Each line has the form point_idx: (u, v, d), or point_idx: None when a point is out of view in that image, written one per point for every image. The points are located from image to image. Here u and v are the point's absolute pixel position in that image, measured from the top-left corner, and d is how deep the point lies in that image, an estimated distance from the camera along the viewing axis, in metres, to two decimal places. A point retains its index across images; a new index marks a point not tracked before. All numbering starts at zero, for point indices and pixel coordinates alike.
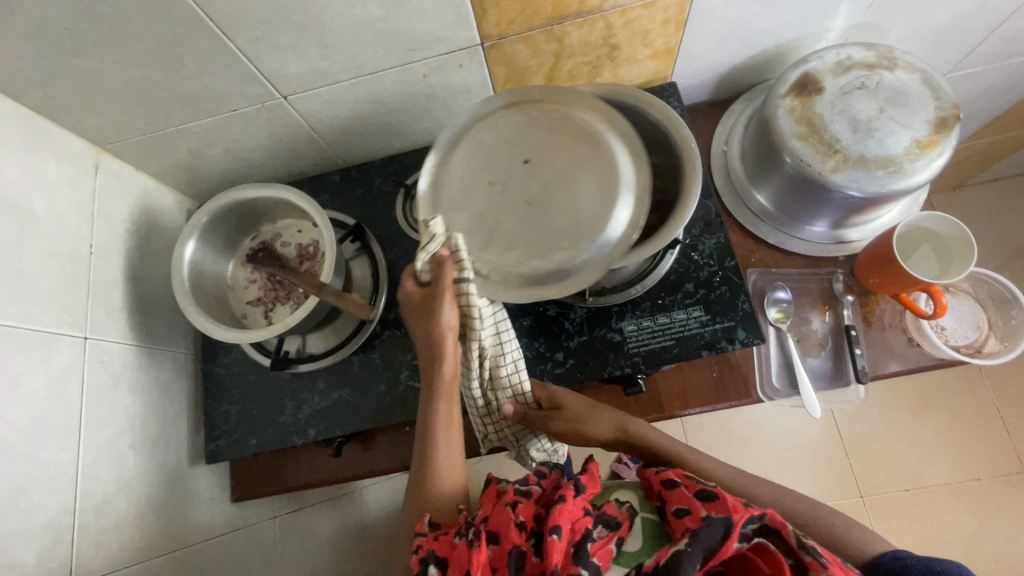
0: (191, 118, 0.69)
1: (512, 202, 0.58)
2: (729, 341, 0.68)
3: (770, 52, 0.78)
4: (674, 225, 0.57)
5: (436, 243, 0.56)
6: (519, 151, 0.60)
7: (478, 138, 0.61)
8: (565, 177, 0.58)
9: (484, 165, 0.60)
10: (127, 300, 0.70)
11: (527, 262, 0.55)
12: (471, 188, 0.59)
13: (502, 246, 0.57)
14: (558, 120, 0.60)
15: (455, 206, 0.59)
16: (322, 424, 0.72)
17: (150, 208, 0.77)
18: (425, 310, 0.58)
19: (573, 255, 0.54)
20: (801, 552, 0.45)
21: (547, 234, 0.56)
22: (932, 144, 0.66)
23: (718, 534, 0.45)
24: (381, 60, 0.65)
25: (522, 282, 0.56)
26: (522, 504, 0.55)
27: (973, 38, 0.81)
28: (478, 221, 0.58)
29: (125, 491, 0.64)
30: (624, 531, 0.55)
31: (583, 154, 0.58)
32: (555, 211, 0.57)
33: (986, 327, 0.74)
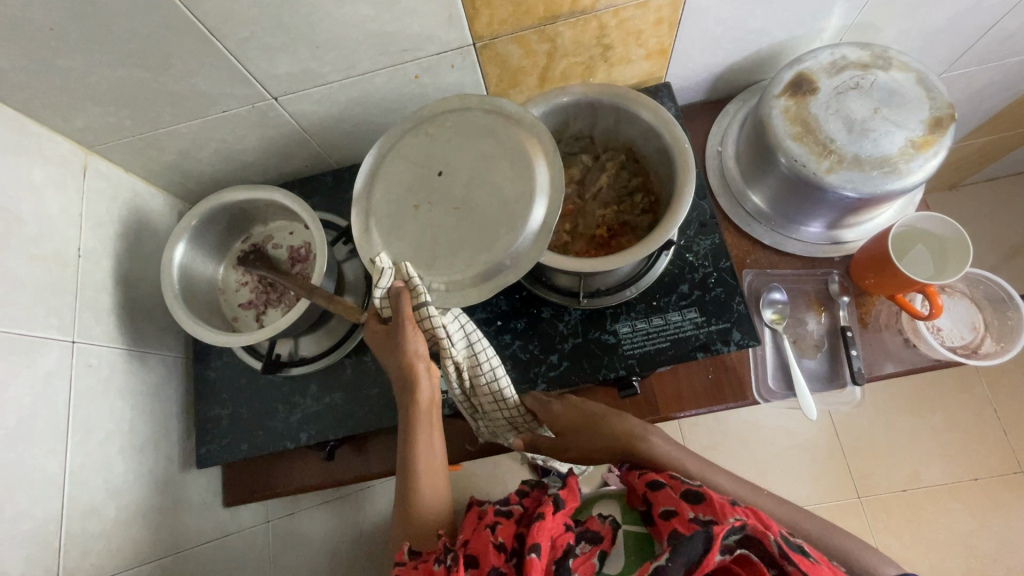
0: (180, 119, 0.68)
1: (442, 214, 0.55)
2: (724, 343, 0.67)
3: (764, 52, 0.78)
4: (668, 226, 0.57)
5: (387, 278, 0.53)
6: (428, 165, 0.58)
7: (386, 169, 0.58)
8: (482, 174, 0.56)
9: (403, 188, 0.57)
10: (116, 303, 0.69)
11: (477, 261, 0.53)
12: (398, 215, 0.56)
13: (448, 256, 0.54)
14: (455, 127, 0.58)
15: (390, 236, 0.56)
16: (314, 428, 0.72)
17: (139, 210, 0.76)
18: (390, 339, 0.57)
19: (515, 240, 0.52)
20: (784, 561, 0.45)
21: (482, 231, 0.54)
22: (927, 144, 0.66)
23: (699, 548, 0.45)
24: (372, 61, 0.64)
25: (475, 282, 0.53)
26: (503, 524, 0.56)
27: (967, 38, 0.81)
28: (419, 242, 0.55)
29: (115, 497, 0.63)
30: (607, 544, 0.54)
31: (488, 150, 0.56)
32: (485, 209, 0.54)
33: (982, 327, 0.74)
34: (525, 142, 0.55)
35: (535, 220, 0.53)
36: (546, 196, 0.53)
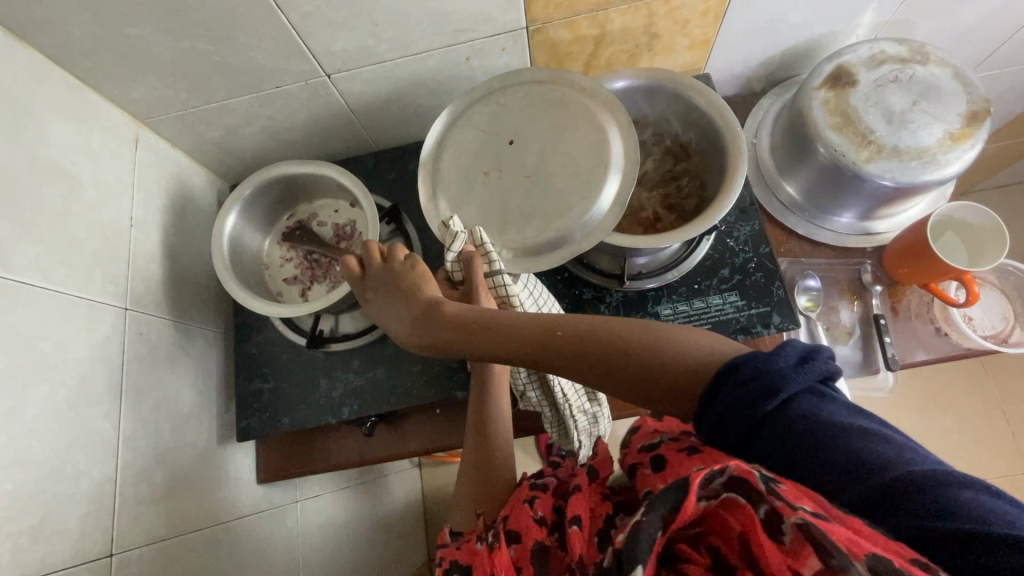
0: (233, 94, 0.69)
1: (513, 181, 0.58)
2: (764, 326, 0.69)
3: (802, 47, 0.80)
4: (721, 205, 0.58)
5: (460, 242, 0.54)
6: (500, 133, 0.60)
7: (457, 138, 0.60)
8: (553, 145, 0.58)
9: (473, 156, 0.60)
10: (163, 274, 0.69)
11: (549, 228, 0.55)
12: (469, 182, 0.59)
13: (519, 223, 0.56)
14: (525, 98, 0.61)
15: (460, 202, 0.58)
16: (356, 403, 0.72)
17: (183, 185, 0.77)
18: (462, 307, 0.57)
19: (585, 213, 0.54)
20: (771, 497, 0.33)
21: (551, 200, 0.56)
22: (964, 136, 0.68)
23: (673, 497, 0.36)
24: (427, 41, 0.66)
25: (543, 251, 0.55)
26: (540, 499, 0.56)
27: (996, 40, 0.84)
28: (489, 209, 0.57)
29: (161, 465, 0.63)
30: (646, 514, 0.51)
31: (558, 121, 0.59)
32: (555, 179, 0.57)
33: (1011, 318, 0.76)
34: (597, 116, 0.58)
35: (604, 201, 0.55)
36: (619, 171, 0.56)
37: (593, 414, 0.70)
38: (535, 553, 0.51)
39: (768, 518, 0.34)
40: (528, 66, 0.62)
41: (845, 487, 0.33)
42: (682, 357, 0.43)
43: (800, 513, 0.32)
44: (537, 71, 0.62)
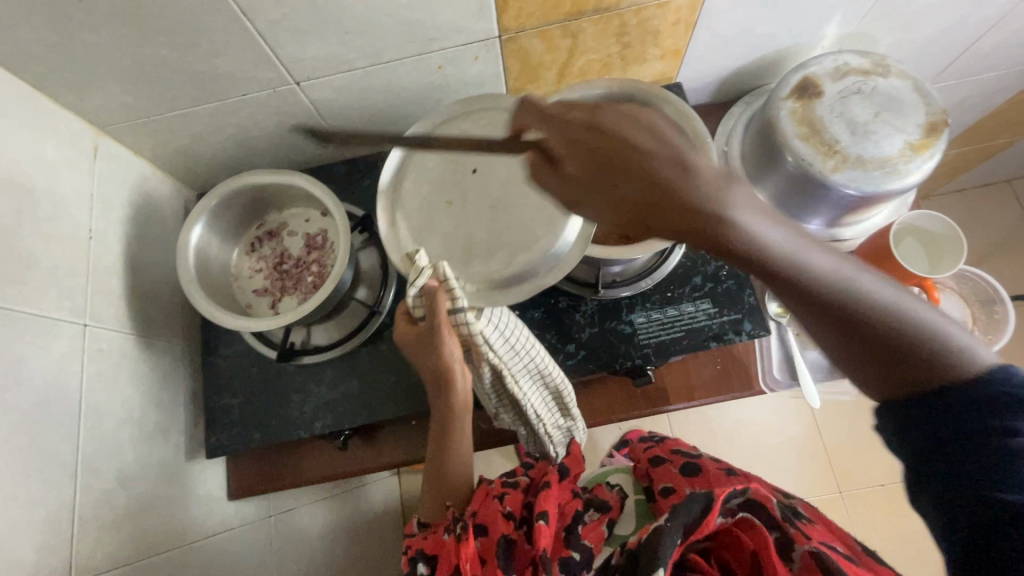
0: (198, 102, 0.67)
1: (477, 212, 0.60)
2: (736, 333, 0.70)
3: (770, 58, 0.81)
4: None
5: (423, 279, 0.54)
6: (464, 163, 0.62)
7: (419, 167, 0.62)
8: (515, 175, 0.60)
9: (437, 186, 0.62)
10: (126, 288, 0.67)
11: (513, 260, 0.57)
12: (432, 212, 0.61)
13: (484, 253, 0.59)
14: (487, 129, 0.63)
15: (422, 234, 0.60)
16: (329, 417, 0.71)
17: (148, 194, 0.74)
18: (426, 346, 0.58)
19: (550, 243, 0.57)
20: (786, 524, 0.46)
21: (513, 232, 0.59)
22: (924, 147, 0.70)
23: (698, 509, 0.46)
24: (399, 49, 0.65)
25: (508, 283, 0.57)
26: (510, 495, 0.59)
27: (952, 52, 0.86)
28: (452, 239, 0.59)
29: (125, 486, 0.61)
30: (613, 513, 0.60)
31: (520, 151, 0.61)
32: (518, 210, 0.59)
33: (970, 322, 0.79)
34: None
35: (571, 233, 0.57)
36: None
37: (567, 429, 0.71)
38: (501, 544, 0.53)
39: (781, 541, 0.46)
40: (492, 94, 0.65)
41: (965, 479, 0.38)
42: (954, 363, 0.38)
43: (813, 542, 0.44)
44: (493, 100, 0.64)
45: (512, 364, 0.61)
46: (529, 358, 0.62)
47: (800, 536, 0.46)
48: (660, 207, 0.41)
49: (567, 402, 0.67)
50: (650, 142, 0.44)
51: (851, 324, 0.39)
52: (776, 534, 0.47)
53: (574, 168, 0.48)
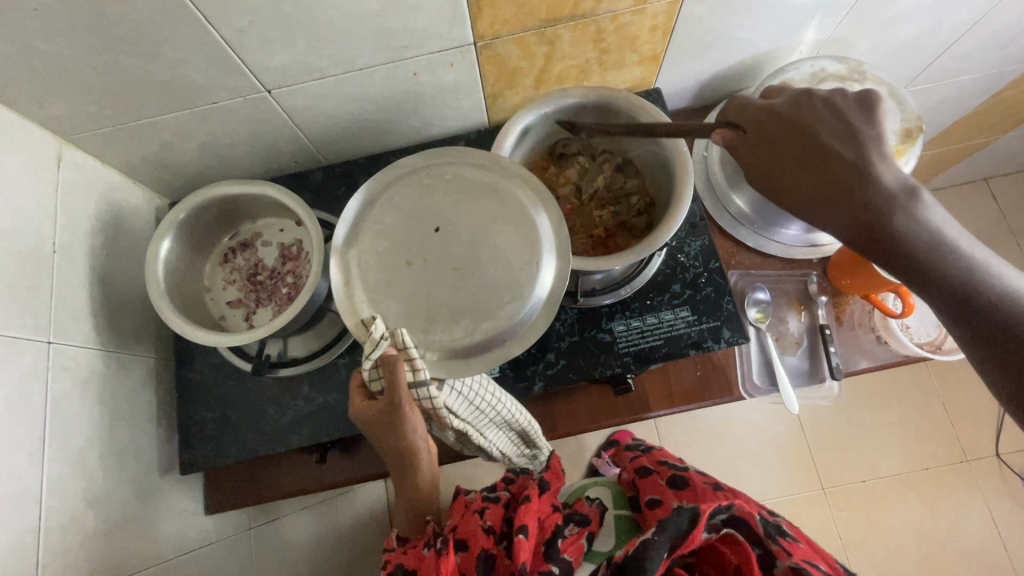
0: (166, 110, 0.65)
1: (439, 274, 0.54)
2: (715, 340, 0.70)
3: (748, 63, 0.81)
4: (665, 229, 0.58)
5: (381, 350, 0.50)
6: (425, 219, 0.56)
7: (375, 221, 0.56)
8: (483, 234, 0.56)
9: (394, 242, 0.55)
10: (93, 302, 0.65)
11: (478, 328, 0.53)
12: (389, 273, 0.54)
13: (446, 320, 0.53)
14: (452, 181, 0.58)
15: (379, 296, 0.54)
16: (307, 431, 0.70)
17: (116, 205, 0.72)
18: (385, 424, 0.53)
19: (517, 308, 0.53)
20: (768, 540, 0.51)
21: (479, 299, 0.53)
22: (897, 155, 0.72)
23: (685, 524, 0.47)
24: (371, 56, 0.64)
25: (472, 354, 0.53)
26: (491, 508, 0.61)
27: (928, 56, 0.87)
28: (411, 304, 0.54)
29: (94, 507, 0.60)
30: (593, 527, 0.62)
31: (488, 208, 0.56)
32: (484, 273, 0.54)
33: None
34: (523, 200, 0.56)
35: (543, 288, 0.53)
36: (555, 254, 0.54)
37: (532, 455, 0.73)
38: (482, 560, 0.53)
39: (763, 556, 0.51)
40: (457, 144, 0.59)
41: None
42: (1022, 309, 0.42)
43: (795, 558, 0.48)
44: (457, 148, 0.59)
45: (478, 419, 0.61)
46: (494, 411, 0.61)
47: (782, 553, 0.50)
48: (841, 185, 0.50)
49: (533, 438, 0.68)
50: (838, 146, 0.52)
51: (925, 283, 0.46)
52: (759, 549, 0.51)
53: (791, 140, 0.54)
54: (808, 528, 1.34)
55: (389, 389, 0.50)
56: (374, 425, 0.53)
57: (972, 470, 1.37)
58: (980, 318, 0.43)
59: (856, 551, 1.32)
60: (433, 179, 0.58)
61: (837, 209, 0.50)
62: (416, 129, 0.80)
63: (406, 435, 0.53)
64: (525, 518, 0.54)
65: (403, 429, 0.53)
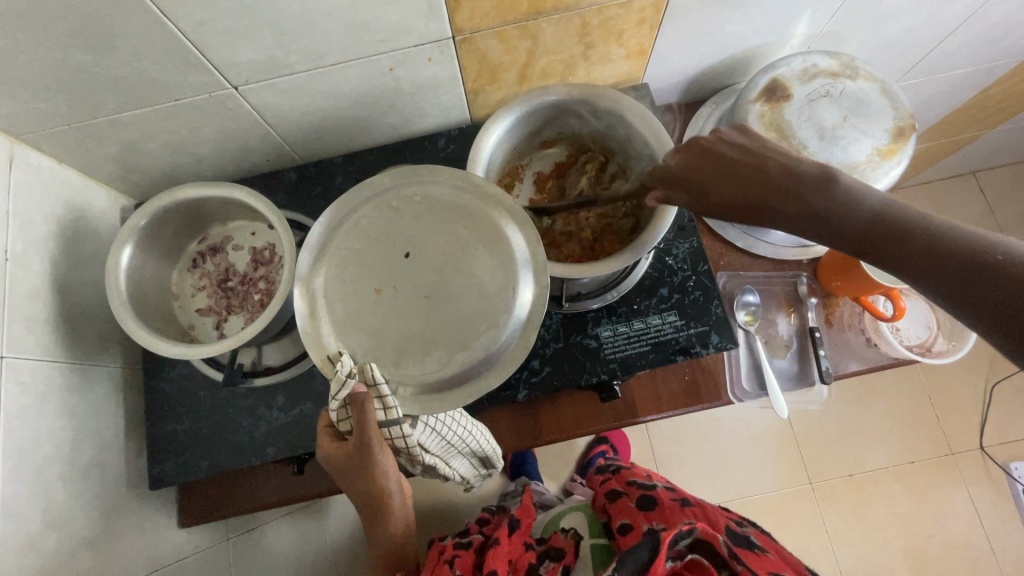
0: (125, 108, 0.62)
1: (410, 303, 0.52)
2: (703, 346, 0.68)
3: (738, 57, 0.78)
4: (650, 235, 0.56)
5: (348, 389, 0.48)
6: (395, 244, 0.54)
7: (340, 247, 0.53)
8: (456, 256, 0.53)
9: (362, 269, 0.53)
10: (52, 312, 0.62)
11: (452, 361, 0.50)
12: (357, 303, 0.52)
13: (418, 353, 0.51)
14: (423, 202, 0.55)
15: (346, 328, 0.51)
16: (282, 443, 0.67)
17: (76, 208, 0.68)
18: (355, 465, 0.54)
19: (494, 337, 0.50)
20: (733, 561, 0.54)
21: (453, 330, 0.51)
22: (892, 153, 0.68)
23: (645, 555, 0.51)
24: (344, 51, 0.60)
25: (447, 387, 0.50)
26: (462, 556, 0.64)
27: (920, 50, 0.85)
28: (380, 337, 0.51)
29: (55, 528, 0.57)
30: (568, 559, 0.66)
31: (460, 231, 0.54)
32: (458, 301, 0.52)
33: (934, 327, 0.79)
34: (496, 218, 0.53)
35: (521, 312, 0.51)
36: (532, 272, 0.52)
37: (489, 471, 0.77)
38: None
39: None
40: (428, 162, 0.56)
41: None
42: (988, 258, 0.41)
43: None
44: (426, 166, 0.56)
45: (446, 451, 0.63)
46: (462, 439, 0.62)
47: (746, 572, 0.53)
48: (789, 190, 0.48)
49: (495, 459, 0.71)
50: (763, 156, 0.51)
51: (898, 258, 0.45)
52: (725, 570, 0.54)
53: (717, 157, 0.52)
54: (796, 522, 1.34)
55: (358, 429, 0.51)
56: (343, 465, 0.54)
57: (956, 463, 1.38)
58: (978, 279, 0.41)
59: (843, 545, 1.33)
60: (403, 200, 0.55)
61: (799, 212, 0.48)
62: (394, 126, 0.77)
63: (377, 474, 0.55)
64: (493, 561, 0.59)
65: (374, 467, 0.54)
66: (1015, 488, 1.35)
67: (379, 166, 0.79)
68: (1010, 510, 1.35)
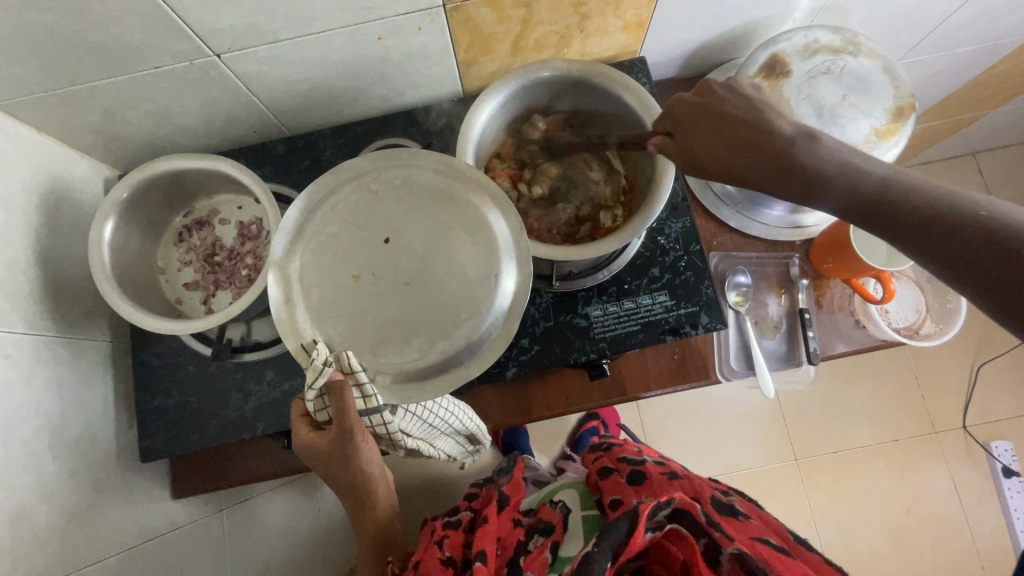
0: (103, 74, 0.60)
1: (389, 291, 0.51)
2: (692, 326, 0.68)
3: (738, 31, 0.76)
4: (638, 222, 0.55)
5: (325, 377, 0.48)
6: (374, 230, 0.53)
7: (317, 232, 0.52)
8: (439, 240, 0.52)
9: (339, 255, 0.52)
10: (36, 285, 0.61)
11: (432, 350, 0.50)
12: (336, 289, 0.51)
13: (398, 341, 0.50)
14: (403, 187, 0.54)
15: (322, 315, 0.51)
16: (272, 417, 0.68)
17: (56, 178, 0.67)
18: (339, 454, 0.54)
19: (474, 327, 0.50)
20: (712, 529, 0.55)
21: (432, 318, 0.51)
22: (889, 134, 0.68)
23: (624, 529, 0.53)
24: (330, 18, 0.58)
25: (426, 376, 0.50)
26: (450, 537, 0.65)
27: (926, 26, 0.83)
28: (358, 324, 0.51)
29: (46, 499, 0.57)
30: (558, 534, 0.67)
31: (442, 216, 0.53)
32: (439, 288, 0.51)
33: (924, 310, 0.79)
34: (478, 204, 0.53)
35: (504, 298, 0.51)
36: (514, 255, 0.52)
37: (476, 449, 0.79)
38: None
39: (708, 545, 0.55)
40: (411, 145, 0.55)
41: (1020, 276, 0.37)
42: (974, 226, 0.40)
43: (736, 545, 0.53)
44: (406, 148, 0.55)
45: (429, 433, 0.64)
46: (444, 420, 0.63)
47: (724, 539, 0.54)
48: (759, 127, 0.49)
49: (481, 437, 0.73)
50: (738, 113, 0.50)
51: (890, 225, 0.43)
52: (705, 538, 0.56)
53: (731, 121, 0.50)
54: (781, 496, 1.37)
55: (338, 416, 0.51)
56: (326, 455, 0.54)
57: (939, 441, 1.41)
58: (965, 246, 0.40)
59: (825, 518, 1.36)
60: (383, 184, 0.54)
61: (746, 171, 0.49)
62: (384, 98, 0.75)
63: (360, 463, 0.55)
64: (481, 542, 0.62)
65: (356, 456, 0.54)
66: (994, 466, 1.39)
67: (368, 138, 0.77)
68: (988, 486, 1.39)
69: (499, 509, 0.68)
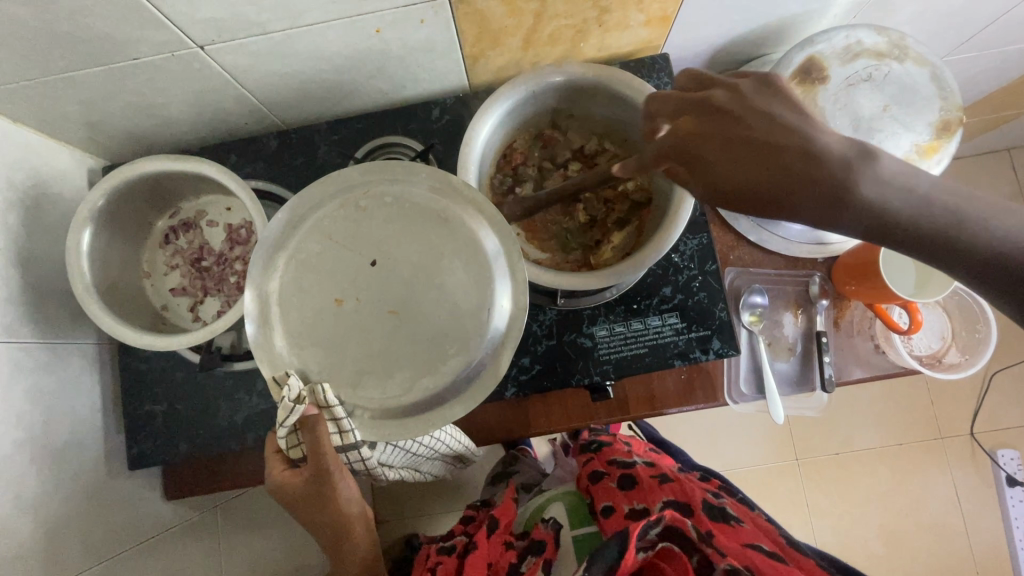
0: (79, 66, 0.55)
1: (372, 319, 0.48)
2: (703, 351, 0.65)
3: (772, 26, 0.69)
4: (641, 258, 0.52)
5: (297, 414, 0.46)
6: (358, 252, 0.49)
7: (300, 249, 0.49)
8: (429, 267, 0.49)
9: (322, 277, 0.49)
10: (17, 289, 0.58)
11: (417, 386, 0.48)
12: (317, 315, 0.48)
13: (380, 374, 0.48)
14: (394, 205, 0.50)
15: (303, 341, 0.48)
16: (262, 429, 0.66)
17: (37, 172, 0.63)
18: (315, 491, 0.52)
19: (463, 361, 0.47)
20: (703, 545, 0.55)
21: (419, 352, 0.48)
22: (931, 151, 0.63)
23: (615, 553, 0.51)
24: (323, 10, 0.53)
25: (407, 412, 0.47)
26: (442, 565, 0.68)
27: (978, 24, 0.75)
28: (340, 354, 0.48)
29: (32, 509, 0.56)
30: (551, 551, 0.64)
31: (433, 238, 0.50)
32: (425, 319, 0.48)
33: (949, 338, 0.75)
34: (471, 229, 0.49)
35: (499, 324, 0.48)
36: (508, 275, 0.48)
37: (468, 465, 0.77)
38: None
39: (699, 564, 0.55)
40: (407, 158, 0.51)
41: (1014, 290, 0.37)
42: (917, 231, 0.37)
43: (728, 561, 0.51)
44: (400, 161, 0.50)
45: (421, 455, 0.63)
46: (432, 445, 0.61)
47: (717, 556, 0.52)
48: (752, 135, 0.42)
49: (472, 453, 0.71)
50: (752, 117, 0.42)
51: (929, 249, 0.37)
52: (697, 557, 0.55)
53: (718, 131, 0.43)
54: (779, 496, 1.37)
55: (314, 453, 0.49)
56: (301, 490, 0.52)
57: (943, 447, 1.39)
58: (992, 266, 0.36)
59: (821, 519, 1.36)
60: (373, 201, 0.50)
61: (806, 198, 0.39)
62: (383, 91, 0.69)
63: (337, 498, 0.53)
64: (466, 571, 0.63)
65: (332, 491, 0.52)
66: (998, 475, 1.37)
67: (364, 134, 0.72)
68: (989, 494, 1.37)
69: (490, 535, 0.69)
